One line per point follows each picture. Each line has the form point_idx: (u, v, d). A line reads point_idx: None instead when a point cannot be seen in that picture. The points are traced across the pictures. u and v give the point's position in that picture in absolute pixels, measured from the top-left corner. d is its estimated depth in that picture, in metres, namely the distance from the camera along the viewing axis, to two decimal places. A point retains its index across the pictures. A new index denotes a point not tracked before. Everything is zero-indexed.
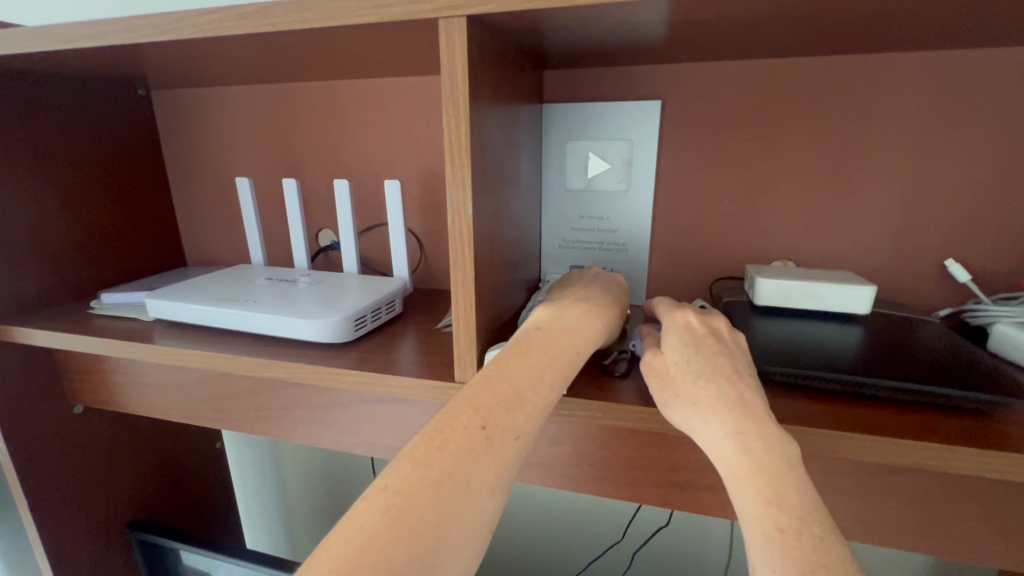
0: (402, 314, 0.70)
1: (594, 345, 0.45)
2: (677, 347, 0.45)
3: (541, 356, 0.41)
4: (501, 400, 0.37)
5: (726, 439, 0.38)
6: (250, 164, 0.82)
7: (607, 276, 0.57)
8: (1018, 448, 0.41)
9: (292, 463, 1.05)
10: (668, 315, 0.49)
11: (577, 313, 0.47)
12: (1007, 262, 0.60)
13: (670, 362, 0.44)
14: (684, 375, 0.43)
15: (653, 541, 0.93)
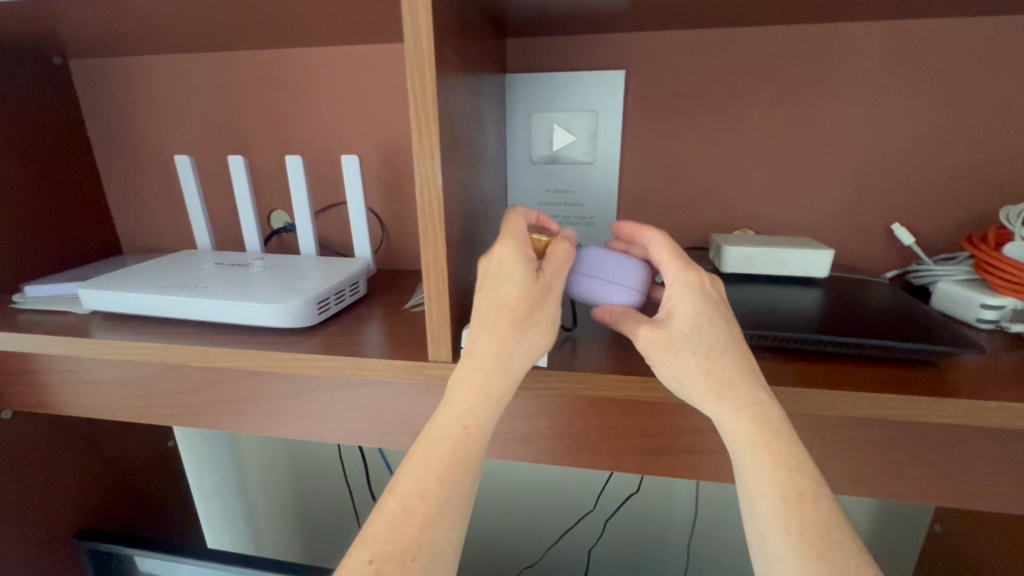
0: (368, 295, 0.69)
1: (501, 389, 0.39)
2: (684, 306, 0.39)
3: (432, 446, 0.38)
4: (389, 521, 0.37)
5: (745, 411, 0.37)
6: (194, 141, 0.80)
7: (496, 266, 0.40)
8: (964, 392, 0.43)
9: (252, 452, 1.08)
10: (671, 270, 0.41)
11: (468, 371, 0.39)
12: (949, 228, 0.63)
13: (674, 329, 0.39)
14: (689, 350, 0.39)
15: (623, 510, 0.91)
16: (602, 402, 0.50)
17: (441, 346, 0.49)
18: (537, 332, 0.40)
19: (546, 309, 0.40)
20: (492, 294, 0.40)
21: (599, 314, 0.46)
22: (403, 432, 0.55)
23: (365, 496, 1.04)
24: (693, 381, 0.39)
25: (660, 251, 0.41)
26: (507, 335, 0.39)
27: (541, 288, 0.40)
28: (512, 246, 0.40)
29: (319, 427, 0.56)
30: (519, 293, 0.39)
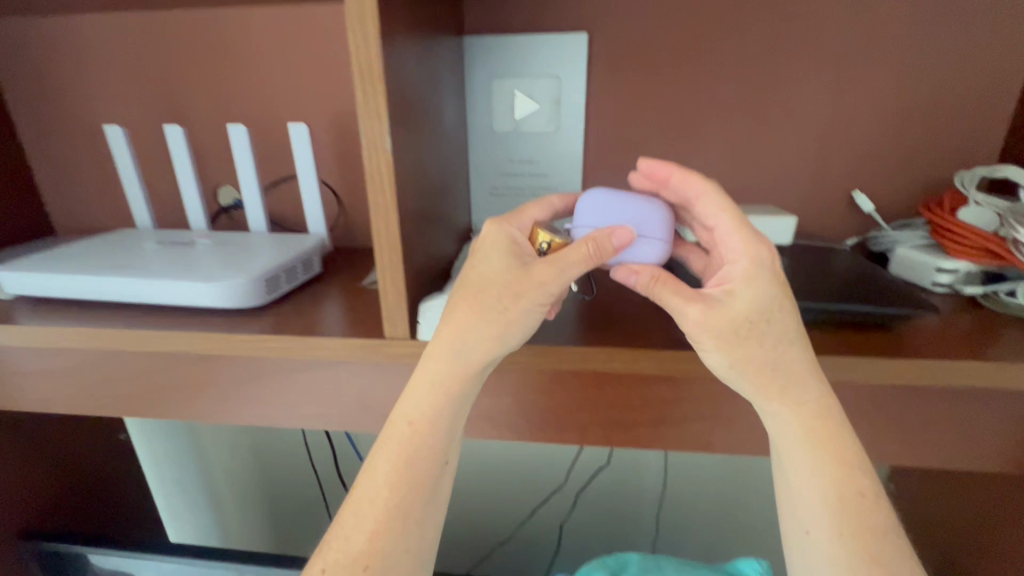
0: (323, 273, 0.65)
1: (450, 384, 0.40)
2: (747, 289, 0.37)
3: (383, 452, 0.40)
4: (346, 530, 0.40)
5: (807, 405, 0.38)
6: (128, 112, 0.74)
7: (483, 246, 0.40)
8: (922, 353, 0.44)
9: (214, 441, 1.04)
10: (738, 245, 0.38)
11: (424, 370, 0.40)
12: (906, 195, 0.63)
13: (737, 317, 0.36)
14: (751, 337, 0.37)
15: (595, 482, 0.92)
16: (565, 375, 0.49)
17: (397, 322, 0.47)
18: (503, 324, 0.39)
19: (521, 303, 0.38)
20: (468, 282, 0.40)
21: (621, 276, 0.37)
22: (362, 414, 0.53)
23: (334, 480, 1.02)
24: (745, 367, 0.38)
25: (720, 220, 0.38)
26: (469, 320, 0.39)
27: (522, 281, 0.38)
28: (499, 229, 0.39)
29: (274, 412, 0.53)
30: (492, 273, 0.39)
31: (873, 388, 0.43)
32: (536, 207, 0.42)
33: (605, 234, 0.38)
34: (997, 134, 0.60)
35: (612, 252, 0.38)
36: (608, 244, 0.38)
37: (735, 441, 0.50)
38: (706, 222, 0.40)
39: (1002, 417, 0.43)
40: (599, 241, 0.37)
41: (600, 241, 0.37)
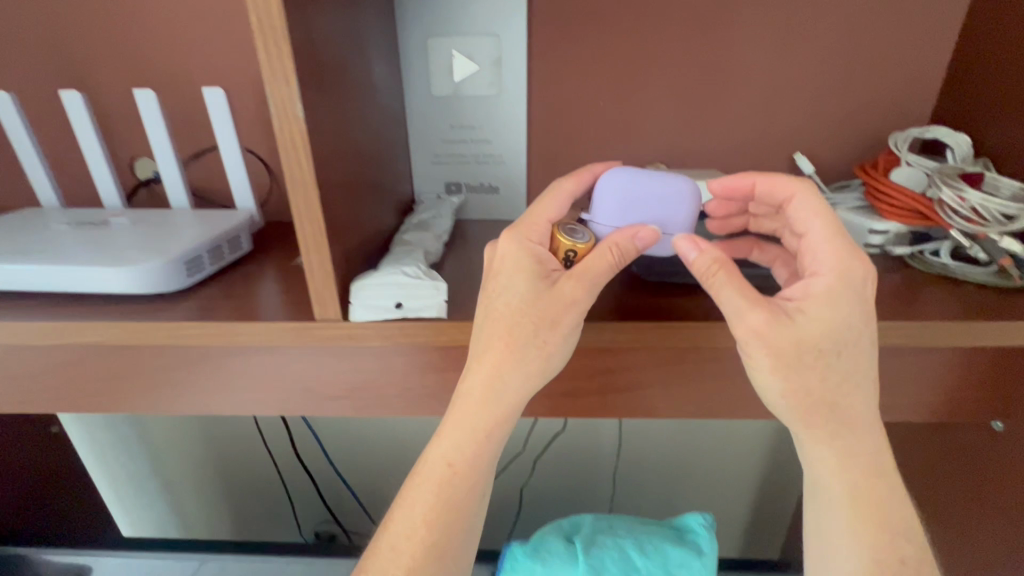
0: (256, 252, 0.61)
1: (483, 422, 0.42)
2: (821, 308, 0.39)
3: (423, 486, 0.43)
4: (384, 557, 0.43)
5: (847, 441, 0.41)
6: (19, 76, 0.65)
7: (507, 261, 0.42)
8: None
9: (160, 432, 0.98)
10: (828, 258, 0.40)
11: (465, 402, 0.43)
12: (844, 155, 0.64)
13: (805, 334, 0.39)
14: (817, 358, 0.39)
15: (553, 447, 0.93)
16: None
17: (328, 302, 0.44)
18: (541, 359, 0.42)
19: (557, 331, 0.41)
20: (499, 311, 0.41)
21: (685, 245, 0.41)
22: (302, 396, 0.51)
23: (292, 464, 0.98)
24: (797, 385, 0.40)
25: (814, 224, 0.41)
26: (504, 357, 0.41)
27: (557, 304, 0.40)
28: (518, 245, 0.41)
29: (209, 401, 0.51)
30: (520, 300, 0.41)
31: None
32: (547, 208, 0.43)
33: (627, 236, 0.41)
34: (930, 93, 0.60)
35: (635, 252, 0.41)
36: (630, 245, 0.41)
37: (678, 405, 0.51)
38: (801, 228, 0.42)
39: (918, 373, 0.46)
40: (622, 246, 0.40)
41: (623, 245, 0.40)
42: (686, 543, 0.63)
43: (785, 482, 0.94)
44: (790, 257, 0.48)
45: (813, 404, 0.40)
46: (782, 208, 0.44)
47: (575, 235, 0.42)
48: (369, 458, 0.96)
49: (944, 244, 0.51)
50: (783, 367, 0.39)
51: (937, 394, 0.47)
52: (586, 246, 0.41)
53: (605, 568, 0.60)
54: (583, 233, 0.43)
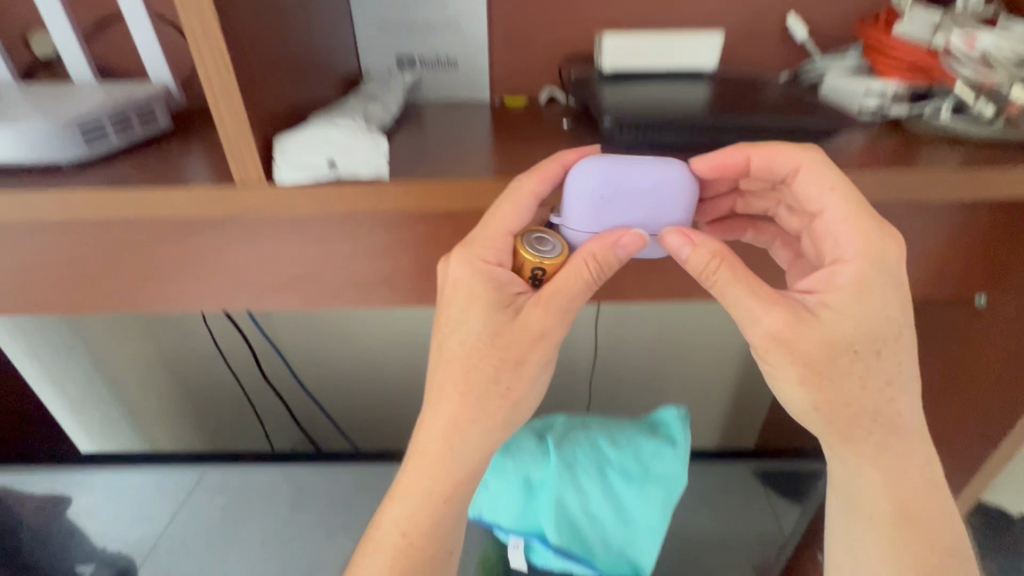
0: (177, 131, 0.50)
1: (441, 487, 0.41)
2: (847, 303, 0.38)
3: (378, 553, 0.42)
4: None
5: (883, 454, 0.42)
6: None
7: (459, 290, 0.39)
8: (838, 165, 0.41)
9: (116, 359, 0.90)
10: (855, 243, 0.38)
11: (426, 459, 0.41)
12: (841, 16, 0.57)
13: (835, 337, 0.38)
14: (853, 361, 0.38)
15: None
16: (468, 226, 0.43)
17: (247, 161, 0.38)
18: (501, 407, 0.40)
19: (521, 372, 0.39)
20: (459, 354, 0.40)
21: (676, 241, 0.38)
22: (242, 282, 0.46)
23: (260, 385, 0.94)
24: (832, 392, 0.39)
25: (832, 200, 0.38)
26: (462, 409, 0.40)
27: (518, 341, 0.38)
28: (471, 268, 0.38)
29: (137, 294, 0.46)
30: (479, 340, 0.39)
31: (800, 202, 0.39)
32: (509, 219, 0.38)
33: (608, 245, 0.37)
34: None
35: (618, 262, 0.38)
36: (611, 254, 0.38)
37: (649, 283, 0.48)
38: (815, 205, 0.39)
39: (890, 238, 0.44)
40: (601, 257, 0.37)
41: (602, 256, 0.37)
42: (658, 434, 0.62)
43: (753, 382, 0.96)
44: (789, 239, 0.47)
45: (853, 411, 0.40)
46: (786, 182, 0.41)
47: (542, 250, 0.39)
48: (341, 374, 0.93)
49: (945, 101, 0.45)
50: (816, 377, 0.39)
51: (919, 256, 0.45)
52: (555, 260, 0.39)
53: (576, 460, 0.61)
54: (550, 243, 0.40)
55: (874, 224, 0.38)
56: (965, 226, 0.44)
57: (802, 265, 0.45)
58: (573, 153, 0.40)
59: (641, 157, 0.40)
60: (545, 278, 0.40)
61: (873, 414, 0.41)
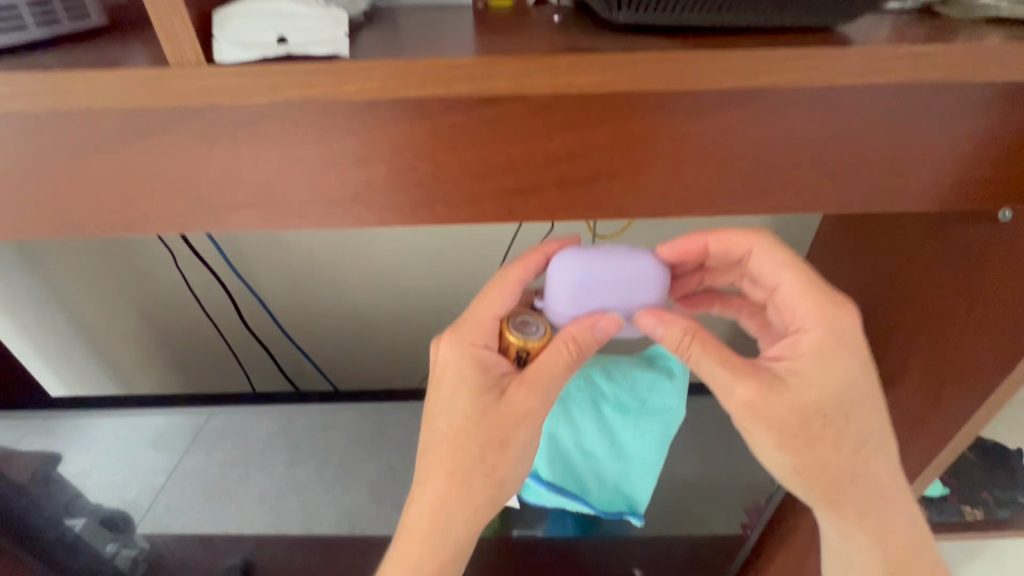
0: (114, 27, 0.44)
1: (435, 548, 0.47)
2: (814, 366, 0.45)
3: None
4: None
5: (853, 504, 0.48)
6: None
7: (451, 374, 0.46)
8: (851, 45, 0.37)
9: (90, 311, 0.87)
10: (811, 316, 0.46)
11: (424, 518, 0.48)
12: None
13: (806, 402, 0.44)
14: (823, 422, 0.45)
15: None
16: (444, 127, 0.38)
17: (185, 40, 0.35)
18: (488, 478, 0.47)
19: (505, 450, 0.46)
20: (452, 429, 0.46)
21: (648, 323, 0.43)
22: (194, 200, 0.41)
23: (242, 334, 0.91)
24: (805, 453, 0.45)
25: (784, 278, 0.47)
26: (453, 485, 0.47)
27: (504, 420, 0.45)
28: (459, 353, 0.46)
29: (78, 216, 0.41)
30: (471, 418, 0.46)
31: (788, 81, 0.37)
32: (498, 302, 0.47)
33: (585, 327, 0.43)
34: None
35: (597, 342, 0.43)
36: (590, 334, 0.43)
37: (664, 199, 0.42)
38: (770, 281, 0.48)
39: (911, 136, 0.40)
40: (580, 337, 0.43)
41: (581, 336, 0.43)
42: (655, 366, 0.60)
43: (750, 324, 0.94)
44: (756, 310, 0.55)
45: (827, 469, 0.46)
46: (742, 261, 0.50)
47: (527, 333, 0.46)
48: (326, 319, 0.91)
49: None
50: (786, 440, 0.45)
51: (939, 161, 0.42)
52: (537, 343, 0.46)
53: (569, 394, 0.59)
54: (534, 327, 0.47)
55: (824, 296, 0.46)
56: (995, 122, 0.40)
57: (769, 333, 0.54)
58: (554, 244, 0.47)
59: (615, 250, 0.45)
60: (529, 358, 0.47)
61: (838, 464, 0.47)
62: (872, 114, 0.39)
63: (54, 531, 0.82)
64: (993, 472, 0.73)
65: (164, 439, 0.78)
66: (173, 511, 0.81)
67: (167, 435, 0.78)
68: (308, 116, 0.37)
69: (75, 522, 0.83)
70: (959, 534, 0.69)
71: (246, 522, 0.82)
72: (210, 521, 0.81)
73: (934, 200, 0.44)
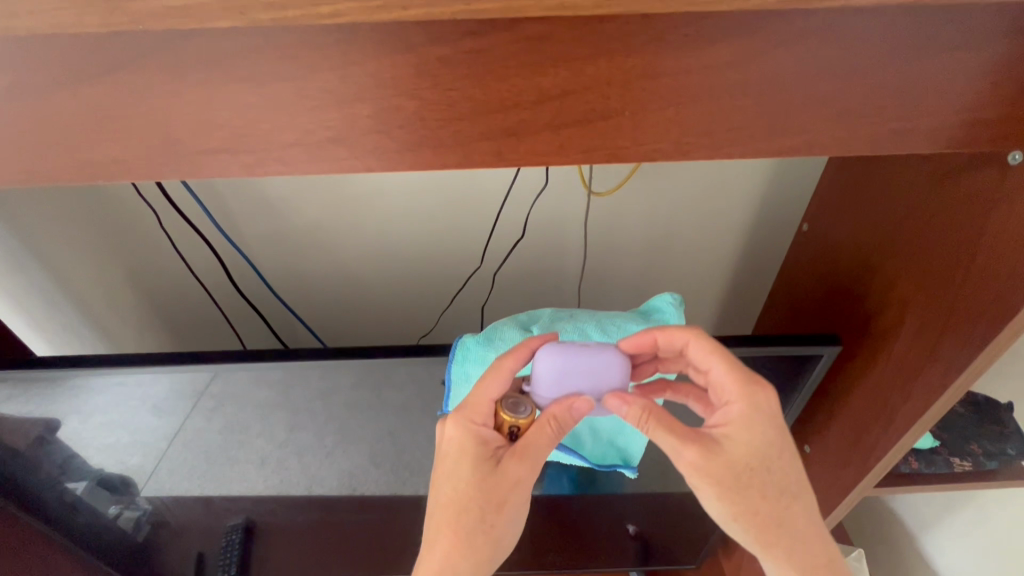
0: None
1: None
2: (740, 431, 0.51)
3: None
4: None
5: (794, 549, 0.54)
6: None
7: (452, 449, 0.51)
8: None
9: (72, 270, 0.83)
10: (735, 394, 0.52)
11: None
12: None
13: (733, 459, 0.51)
14: (750, 476, 0.51)
15: (514, 258, 0.90)
16: (431, 60, 0.36)
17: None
18: (487, 537, 0.52)
19: (502, 513, 0.52)
20: (454, 497, 0.51)
21: (615, 403, 0.48)
22: (171, 148, 0.39)
23: (232, 295, 0.90)
24: (739, 503, 0.52)
25: (714, 364, 0.52)
26: (456, 545, 0.51)
27: (502, 487, 0.51)
28: (461, 427, 0.51)
29: (45, 160, 0.39)
30: (472, 486, 0.51)
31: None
32: (491, 389, 0.51)
33: (565, 407, 0.48)
34: None
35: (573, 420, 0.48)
36: (567, 413, 0.48)
37: (665, 140, 0.40)
38: (704, 365, 0.53)
39: (926, 70, 0.38)
40: (560, 415, 0.48)
41: (560, 414, 0.48)
42: (649, 319, 0.60)
43: (744, 276, 0.95)
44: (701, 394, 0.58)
45: (761, 518, 0.52)
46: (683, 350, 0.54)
47: (518, 411, 0.51)
48: (320, 279, 0.90)
49: None
50: (721, 489, 0.51)
51: (957, 92, 0.39)
52: (527, 419, 0.50)
53: None
54: (525, 406, 0.51)
55: (749, 376, 0.52)
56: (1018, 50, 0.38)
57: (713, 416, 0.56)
58: (537, 338, 0.53)
59: (589, 346, 0.51)
60: (520, 432, 0.51)
61: (774, 514, 0.53)
62: (885, 46, 0.37)
63: (53, 493, 0.82)
64: (982, 423, 0.75)
65: (164, 406, 0.73)
66: (174, 476, 0.83)
67: (169, 400, 0.72)
68: (287, 46, 0.35)
69: (75, 485, 0.83)
70: (943, 484, 0.70)
71: (248, 484, 0.85)
72: (212, 483, 0.84)
73: (944, 143, 0.42)
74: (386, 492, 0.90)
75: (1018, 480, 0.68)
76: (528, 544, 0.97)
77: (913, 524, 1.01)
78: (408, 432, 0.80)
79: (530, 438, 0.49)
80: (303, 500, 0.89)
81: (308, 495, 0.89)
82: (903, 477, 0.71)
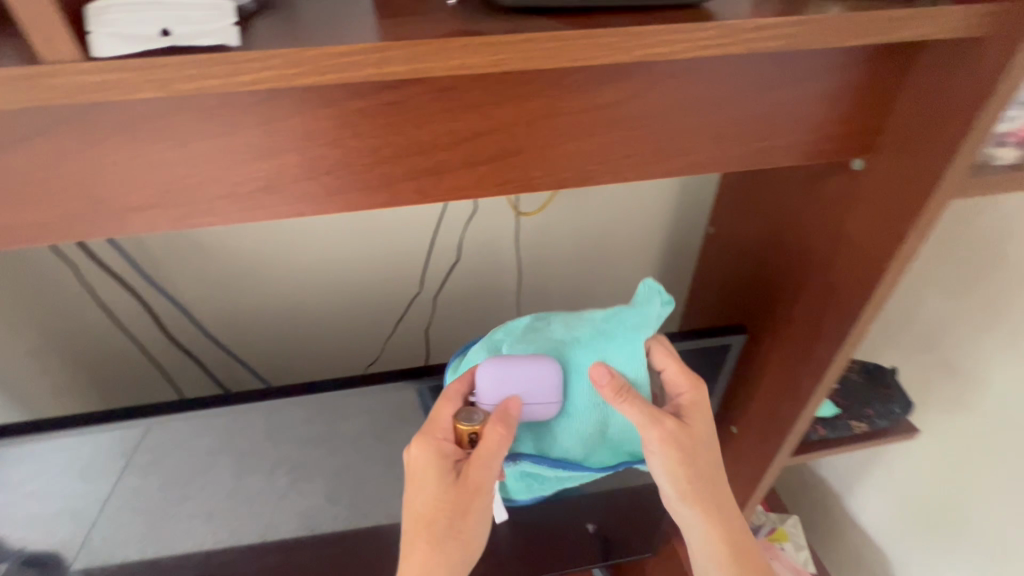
0: None
1: None
2: (697, 414, 0.60)
3: None
4: None
5: (720, 514, 0.62)
6: None
7: (422, 460, 0.54)
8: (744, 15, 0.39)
9: None
10: (683, 382, 0.60)
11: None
12: None
13: (689, 433, 0.59)
14: (698, 448, 0.59)
15: (452, 279, 0.93)
16: (350, 112, 0.39)
17: (48, 30, 0.30)
18: (458, 541, 0.54)
19: (469, 517, 0.54)
20: (425, 507, 0.54)
21: (598, 375, 0.55)
22: (95, 206, 0.39)
23: (163, 343, 0.87)
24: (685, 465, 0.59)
25: (670, 367, 0.60)
26: (431, 550, 0.54)
27: (465, 494, 0.54)
28: (427, 444, 0.54)
29: None
30: (440, 495, 0.54)
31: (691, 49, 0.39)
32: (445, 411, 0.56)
33: (503, 410, 0.54)
34: None
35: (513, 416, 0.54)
36: (506, 413, 0.54)
37: (570, 168, 0.45)
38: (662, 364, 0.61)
39: (776, 99, 0.46)
40: (501, 416, 0.54)
41: (501, 414, 0.54)
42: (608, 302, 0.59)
43: (667, 277, 1.03)
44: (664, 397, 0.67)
45: (694, 479, 0.59)
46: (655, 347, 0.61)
47: (473, 419, 0.54)
48: (257, 318, 0.89)
49: None
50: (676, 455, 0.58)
51: (802, 116, 0.47)
52: (482, 424, 0.53)
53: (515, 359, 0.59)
54: (478, 413, 0.54)
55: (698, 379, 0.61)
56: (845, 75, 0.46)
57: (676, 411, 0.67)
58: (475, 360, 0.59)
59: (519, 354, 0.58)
60: (478, 438, 0.54)
61: (709, 476, 0.60)
62: (740, 80, 0.44)
63: None
64: (875, 387, 0.84)
65: (92, 470, 0.69)
66: (111, 543, 0.78)
67: (95, 462, 0.69)
68: (210, 108, 0.37)
69: None
70: (847, 445, 0.81)
71: (195, 539, 0.82)
72: (156, 545, 0.81)
73: (800, 157, 0.50)
74: (343, 526, 0.89)
75: (904, 436, 0.81)
76: (490, 557, 0.99)
77: (837, 483, 1.12)
78: (362, 461, 0.81)
79: (485, 442, 0.53)
80: (256, 546, 0.87)
81: (264, 540, 0.86)
82: (814, 444, 0.81)
